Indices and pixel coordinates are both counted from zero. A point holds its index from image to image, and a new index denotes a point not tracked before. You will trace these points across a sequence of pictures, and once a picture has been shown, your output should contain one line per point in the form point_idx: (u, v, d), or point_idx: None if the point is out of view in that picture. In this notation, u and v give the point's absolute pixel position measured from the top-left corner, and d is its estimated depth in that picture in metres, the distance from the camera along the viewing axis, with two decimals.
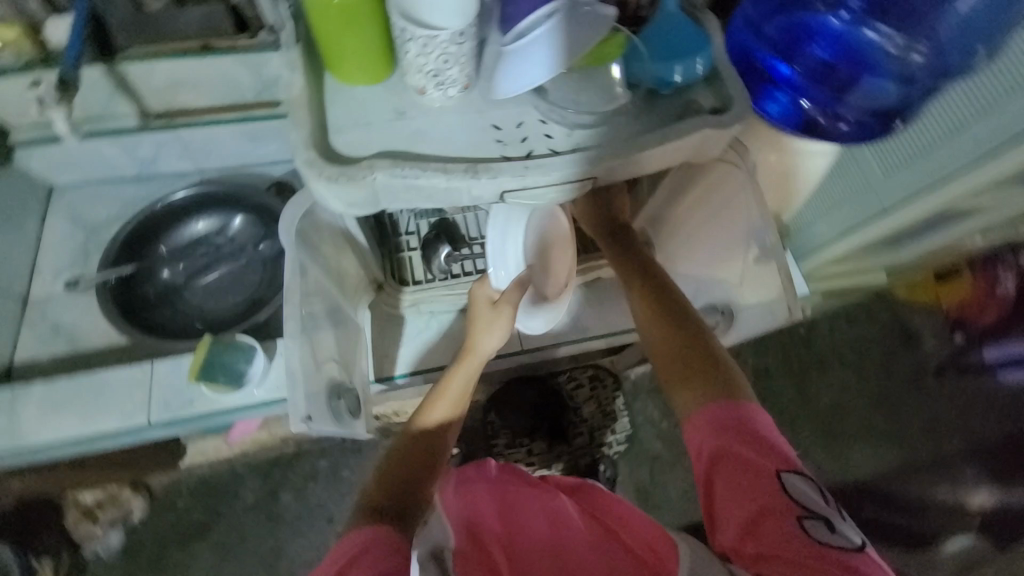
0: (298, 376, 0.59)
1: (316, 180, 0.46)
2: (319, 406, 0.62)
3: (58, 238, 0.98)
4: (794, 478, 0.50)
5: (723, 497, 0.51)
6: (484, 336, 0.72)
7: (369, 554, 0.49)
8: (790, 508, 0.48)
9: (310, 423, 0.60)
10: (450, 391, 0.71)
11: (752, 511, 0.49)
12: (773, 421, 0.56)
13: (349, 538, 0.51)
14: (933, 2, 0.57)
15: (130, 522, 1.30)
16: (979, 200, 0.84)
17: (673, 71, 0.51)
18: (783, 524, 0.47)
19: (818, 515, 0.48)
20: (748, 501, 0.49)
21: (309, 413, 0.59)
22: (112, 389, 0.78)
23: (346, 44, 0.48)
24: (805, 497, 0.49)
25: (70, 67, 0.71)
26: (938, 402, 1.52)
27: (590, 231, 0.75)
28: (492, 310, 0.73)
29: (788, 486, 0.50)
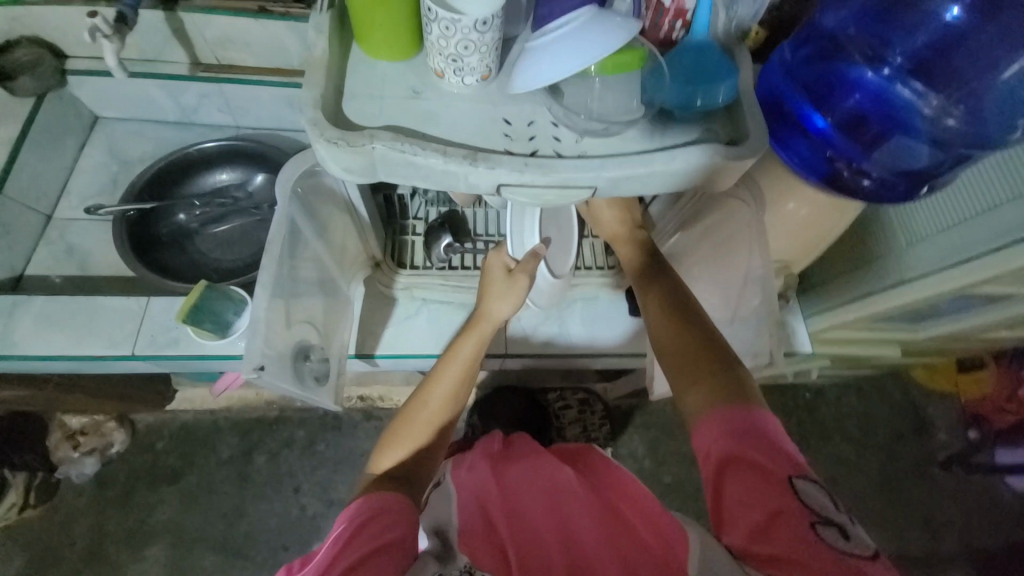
0: (259, 325, 0.58)
1: (317, 140, 0.47)
2: (275, 363, 0.61)
3: (92, 166, 1.02)
4: (807, 485, 0.49)
5: (734, 501, 0.50)
6: (494, 301, 0.71)
7: (377, 520, 0.55)
8: (802, 513, 0.47)
9: (261, 374, 0.58)
10: (459, 353, 0.71)
11: (763, 517, 0.47)
12: (783, 426, 0.54)
13: (369, 499, 0.58)
14: (981, 68, 0.55)
15: (106, 454, 1.32)
16: (1008, 289, 0.81)
17: (695, 96, 0.50)
18: (796, 528, 0.46)
19: (832, 521, 0.46)
20: (756, 509, 0.48)
21: (262, 363, 0.58)
22: (107, 316, 0.82)
23: (374, 17, 0.48)
24: (818, 503, 0.48)
25: (131, 5, 0.78)
26: (939, 496, 1.45)
27: (609, 230, 0.73)
28: (507, 277, 0.72)
29: (800, 491, 0.48)
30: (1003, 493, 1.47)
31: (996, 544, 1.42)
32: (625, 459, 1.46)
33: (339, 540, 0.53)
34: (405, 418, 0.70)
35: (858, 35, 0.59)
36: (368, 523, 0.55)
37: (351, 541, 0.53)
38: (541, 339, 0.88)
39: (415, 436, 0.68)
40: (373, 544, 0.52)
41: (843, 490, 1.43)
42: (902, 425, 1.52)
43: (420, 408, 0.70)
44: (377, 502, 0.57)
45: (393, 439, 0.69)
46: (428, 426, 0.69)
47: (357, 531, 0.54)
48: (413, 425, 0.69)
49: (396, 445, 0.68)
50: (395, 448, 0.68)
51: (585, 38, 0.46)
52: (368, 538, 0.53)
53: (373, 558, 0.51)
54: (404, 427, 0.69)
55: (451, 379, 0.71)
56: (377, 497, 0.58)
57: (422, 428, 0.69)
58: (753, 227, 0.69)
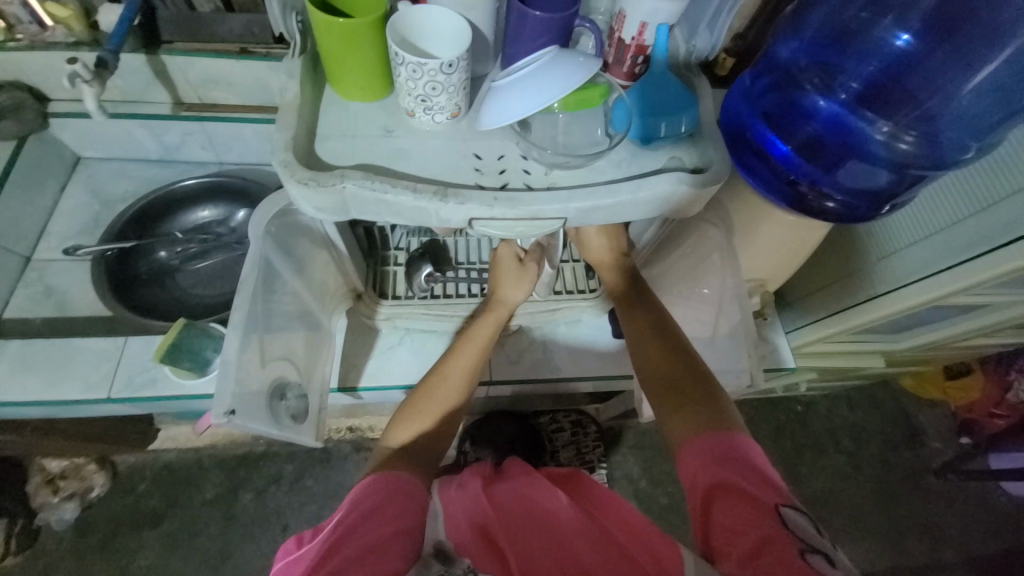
0: (231, 366, 0.58)
1: (288, 181, 0.48)
2: (246, 403, 0.60)
3: (74, 206, 1.02)
4: (793, 514, 0.48)
5: (722, 529, 0.49)
6: (507, 287, 0.74)
7: (388, 505, 0.57)
8: (789, 540, 0.46)
9: (232, 418, 0.57)
10: (477, 334, 0.73)
11: (752, 543, 0.46)
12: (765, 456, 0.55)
13: (378, 480, 0.59)
14: (931, 93, 0.59)
15: (86, 499, 1.27)
16: (982, 298, 0.82)
17: (659, 126, 0.53)
18: (785, 554, 0.45)
19: (819, 550, 0.45)
20: (745, 535, 0.47)
21: (233, 407, 0.57)
22: (82, 360, 0.82)
23: (345, 63, 0.50)
24: (805, 532, 0.47)
25: (111, 51, 0.76)
26: (936, 505, 1.44)
27: (597, 253, 0.73)
28: (518, 267, 0.75)
29: (786, 520, 0.48)
30: (1000, 499, 1.47)
31: (997, 552, 1.41)
32: (620, 480, 1.44)
33: (350, 521, 0.55)
34: (422, 392, 0.69)
35: (813, 63, 0.61)
36: (378, 509, 0.56)
37: (362, 524, 0.55)
38: (526, 364, 0.88)
39: (430, 413, 0.68)
40: (383, 533, 0.54)
41: (840, 504, 1.42)
42: (895, 434, 1.52)
43: (438, 384, 0.70)
44: (388, 487, 0.59)
45: (409, 413, 0.68)
46: (446, 403, 0.69)
47: (368, 516, 0.56)
48: (431, 400, 0.69)
49: (411, 418, 0.68)
50: (411, 422, 0.68)
51: (544, 77, 0.48)
52: (378, 525, 0.55)
53: (382, 547, 0.53)
54: (421, 401, 0.69)
55: (468, 359, 0.71)
56: (387, 479, 0.60)
57: (439, 404, 0.69)
58: (723, 251, 0.74)
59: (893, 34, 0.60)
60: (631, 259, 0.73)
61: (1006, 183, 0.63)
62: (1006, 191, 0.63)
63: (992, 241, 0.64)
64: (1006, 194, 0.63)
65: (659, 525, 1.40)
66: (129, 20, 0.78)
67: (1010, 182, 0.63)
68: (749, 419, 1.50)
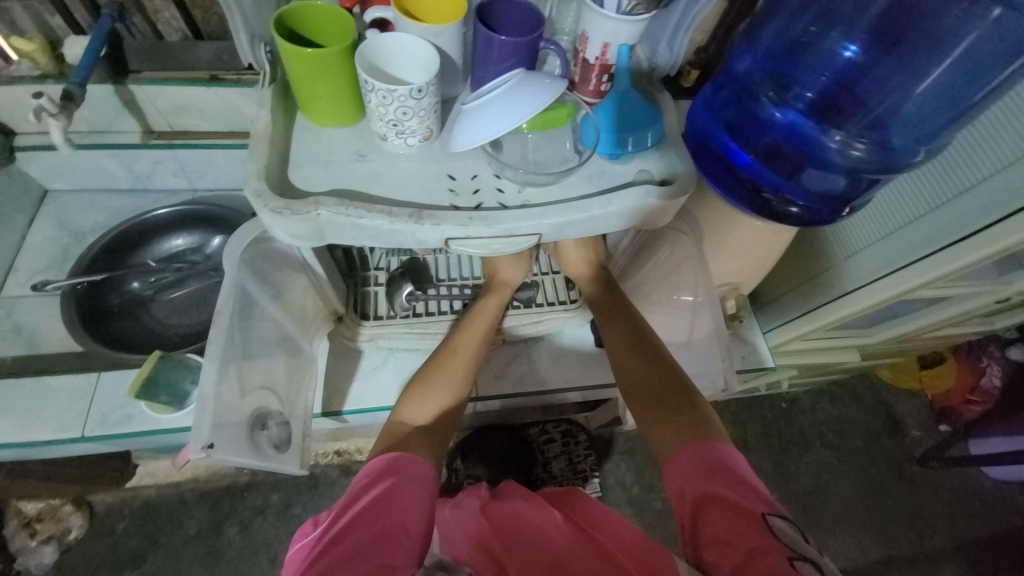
0: (208, 399, 0.57)
1: (261, 210, 0.48)
2: (226, 435, 0.59)
3: (42, 239, 0.99)
4: (780, 522, 0.48)
5: (712, 541, 0.49)
6: (507, 269, 0.79)
7: (399, 494, 0.56)
8: (778, 549, 0.45)
9: (211, 451, 0.56)
10: (482, 311, 0.77)
11: (742, 554, 0.46)
12: (748, 464, 0.55)
13: (395, 460, 0.59)
14: (881, 101, 0.62)
15: (64, 541, 1.22)
16: (945, 291, 0.86)
17: (626, 140, 0.54)
18: (774, 564, 0.44)
19: (808, 558, 0.45)
20: (734, 546, 0.47)
21: (211, 440, 0.56)
22: (53, 399, 0.79)
23: (316, 92, 0.50)
24: (794, 540, 0.47)
25: (77, 83, 0.76)
26: (921, 492, 1.48)
27: (579, 259, 0.75)
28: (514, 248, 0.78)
29: (774, 529, 0.48)
30: (980, 484, 1.51)
31: (982, 537, 1.44)
32: (613, 488, 1.44)
33: (357, 508, 0.54)
34: (434, 364, 0.71)
35: (767, 75, 0.64)
36: (392, 497, 0.56)
37: (373, 510, 0.54)
38: (510, 378, 0.87)
39: (446, 383, 0.70)
40: (393, 525, 0.53)
41: (829, 498, 1.45)
42: (877, 426, 1.56)
43: (451, 354, 0.72)
44: (404, 473, 0.59)
45: (424, 386, 0.69)
46: (461, 371, 0.71)
47: (380, 502, 0.55)
48: (445, 370, 0.71)
49: (428, 391, 0.69)
50: (430, 394, 0.68)
51: (513, 99, 0.49)
52: (388, 516, 0.54)
53: (388, 539, 0.52)
54: (435, 373, 0.71)
55: (476, 331, 0.75)
56: (404, 461, 0.60)
57: (456, 374, 0.71)
58: (693, 257, 0.75)
59: (840, 46, 0.63)
60: (608, 269, 0.76)
61: (961, 180, 0.66)
62: (960, 187, 0.66)
63: (950, 235, 0.66)
64: (962, 190, 0.66)
65: (655, 531, 1.40)
66: (96, 52, 0.78)
67: (965, 179, 0.66)
68: (735, 418, 1.52)
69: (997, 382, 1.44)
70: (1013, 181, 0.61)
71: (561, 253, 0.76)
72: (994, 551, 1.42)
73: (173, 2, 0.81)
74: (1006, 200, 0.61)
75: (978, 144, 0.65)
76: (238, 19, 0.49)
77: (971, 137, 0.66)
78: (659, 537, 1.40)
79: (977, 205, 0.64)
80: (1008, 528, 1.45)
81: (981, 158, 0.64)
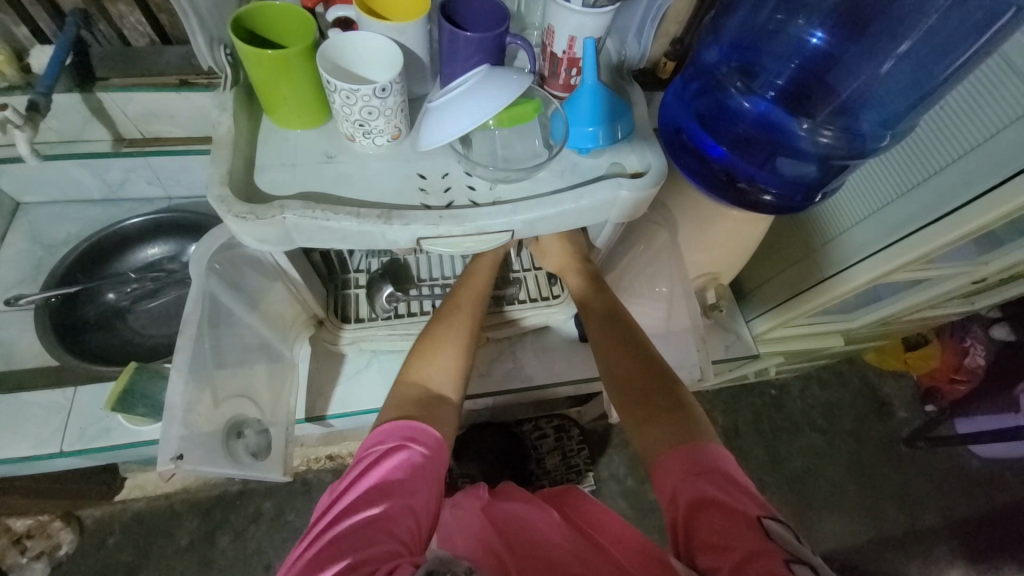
0: (176, 411, 0.56)
1: (226, 215, 0.47)
2: (198, 447, 0.58)
3: (15, 253, 0.98)
4: (775, 524, 0.49)
5: (708, 545, 0.50)
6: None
7: (407, 477, 0.55)
8: (776, 552, 0.47)
9: (180, 463, 0.55)
10: (476, 272, 0.74)
11: (739, 558, 0.47)
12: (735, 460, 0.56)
13: (408, 428, 0.57)
14: (851, 86, 0.62)
15: (54, 558, 1.21)
16: (925, 272, 0.87)
17: (598, 131, 0.53)
18: (772, 566, 0.46)
19: (804, 560, 0.47)
20: (731, 550, 0.48)
21: (180, 451, 0.55)
22: (30, 414, 0.78)
23: (280, 94, 0.50)
24: (788, 541, 0.48)
25: (42, 93, 0.75)
26: (911, 473, 1.50)
27: (564, 254, 0.74)
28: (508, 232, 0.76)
29: (769, 531, 0.49)
30: (968, 462, 1.54)
31: (972, 514, 1.47)
32: (607, 481, 1.45)
33: (359, 491, 0.54)
34: (440, 319, 0.68)
35: (735, 65, 0.64)
36: (399, 479, 0.54)
37: (382, 490, 0.53)
38: (496, 376, 0.87)
39: (456, 339, 0.67)
40: (400, 507, 0.52)
41: (820, 481, 1.47)
42: (866, 408, 1.58)
43: (453, 310, 0.70)
44: (417, 445, 0.57)
45: (436, 344, 0.66)
46: (466, 327, 0.68)
47: (386, 484, 0.54)
48: (451, 328, 0.68)
49: (440, 350, 0.65)
50: (443, 351, 0.65)
51: (478, 96, 0.49)
52: (397, 496, 0.53)
53: (392, 520, 0.51)
54: (444, 330, 0.67)
55: (472, 288, 0.72)
56: (418, 430, 0.58)
57: (465, 328, 0.68)
58: (670, 249, 0.77)
59: (807, 33, 0.63)
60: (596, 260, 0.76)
61: (928, 165, 0.67)
62: (928, 171, 0.67)
63: (920, 219, 0.68)
64: (930, 173, 0.67)
65: (650, 522, 1.42)
66: (61, 60, 0.76)
67: (932, 163, 0.67)
68: (725, 407, 1.54)
69: (982, 361, 1.45)
70: (979, 165, 0.62)
71: (546, 249, 0.75)
72: (983, 527, 1.45)
73: (138, 7, 0.80)
74: (971, 182, 0.63)
75: (943, 127, 0.66)
76: (195, 22, 0.49)
77: (935, 122, 0.67)
78: (653, 528, 1.41)
79: (944, 189, 0.65)
80: (997, 505, 1.48)
81: (948, 142, 0.65)
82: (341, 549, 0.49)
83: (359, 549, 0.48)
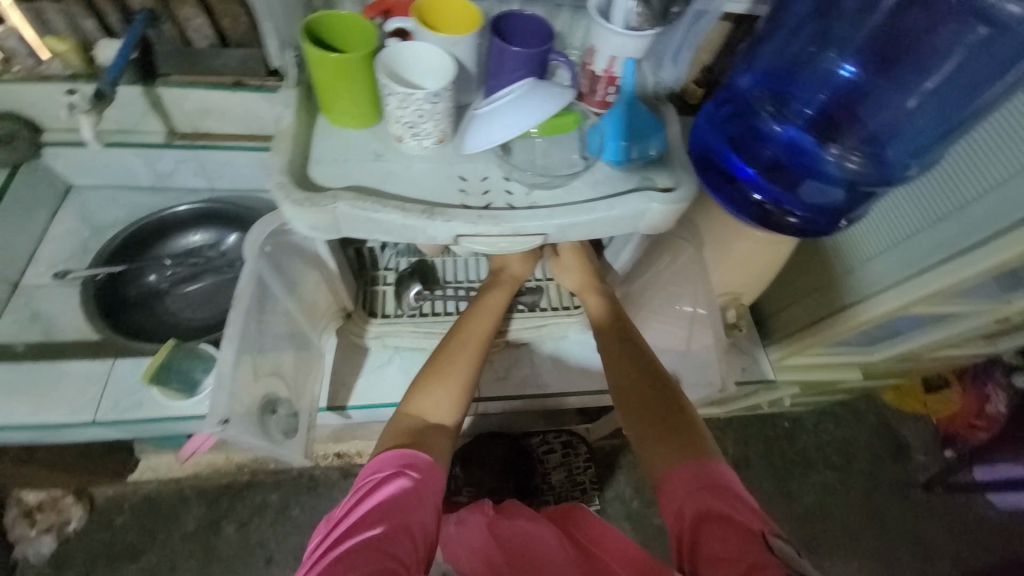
0: (223, 379, 0.61)
1: (283, 201, 0.50)
2: (242, 418, 0.63)
3: (63, 232, 1.03)
4: (778, 540, 0.50)
5: (712, 557, 0.50)
6: (517, 262, 0.79)
7: (406, 498, 0.57)
8: (778, 566, 0.47)
9: (225, 427, 0.60)
10: (488, 301, 0.76)
11: (743, 568, 0.48)
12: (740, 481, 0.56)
13: (404, 456, 0.59)
14: (879, 115, 0.64)
15: (63, 532, 1.24)
16: (945, 307, 0.87)
17: (629, 149, 0.56)
18: None
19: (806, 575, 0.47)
20: (735, 562, 0.48)
21: (225, 417, 0.60)
22: (66, 383, 0.80)
23: (339, 95, 0.54)
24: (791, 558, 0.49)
25: (109, 83, 0.81)
26: (926, 519, 1.46)
27: (576, 280, 0.77)
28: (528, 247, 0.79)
29: (773, 547, 0.49)
30: (985, 511, 1.49)
31: (988, 567, 1.42)
32: (612, 502, 1.44)
33: (359, 514, 0.56)
34: (443, 354, 0.70)
35: (768, 91, 0.66)
36: (398, 499, 0.56)
37: (379, 511, 0.55)
38: (513, 381, 0.89)
39: (459, 373, 0.68)
40: (398, 526, 0.54)
41: (830, 519, 1.43)
42: (881, 448, 1.55)
43: (458, 344, 0.71)
44: (411, 471, 0.59)
45: (437, 378, 0.68)
46: (469, 359, 0.70)
47: (385, 505, 0.56)
48: (458, 360, 0.69)
49: (440, 383, 0.67)
50: (443, 386, 0.67)
51: (520, 107, 0.52)
52: (394, 516, 0.55)
53: (391, 540, 0.53)
54: (446, 363, 0.69)
55: (482, 322, 0.74)
56: (413, 456, 0.60)
57: (466, 363, 0.69)
58: (696, 264, 0.78)
59: (839, 65, 0.65)
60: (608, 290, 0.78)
61: (956, 198, 0.68)
62: (955, 205, 0.68)
63: (947, 250, 0.69)
64: (954, 208, 0.68)
65: (654, 546, 1.40)
66: (127, 54, 0.83)
67: (961, 196, 0.67)
68: (735, 436, 1.52)
69: (1003, 410, 1.37)
70: (1005, 202, 0.63)
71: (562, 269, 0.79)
72: None
73: (203, 10, 0.86)
74: (999, 218, 0.63)
75: (966, 162, 0.67)
76: None
77: (964, 154, 0.67)
78: (656, 552, 1.40)
79: (971, 223, 0.66)
80: (1015, 559, 1.43)
81: (976, 175, 0.66)
82: (344, 568, 0.51)
83: (360, 568, 0.50)
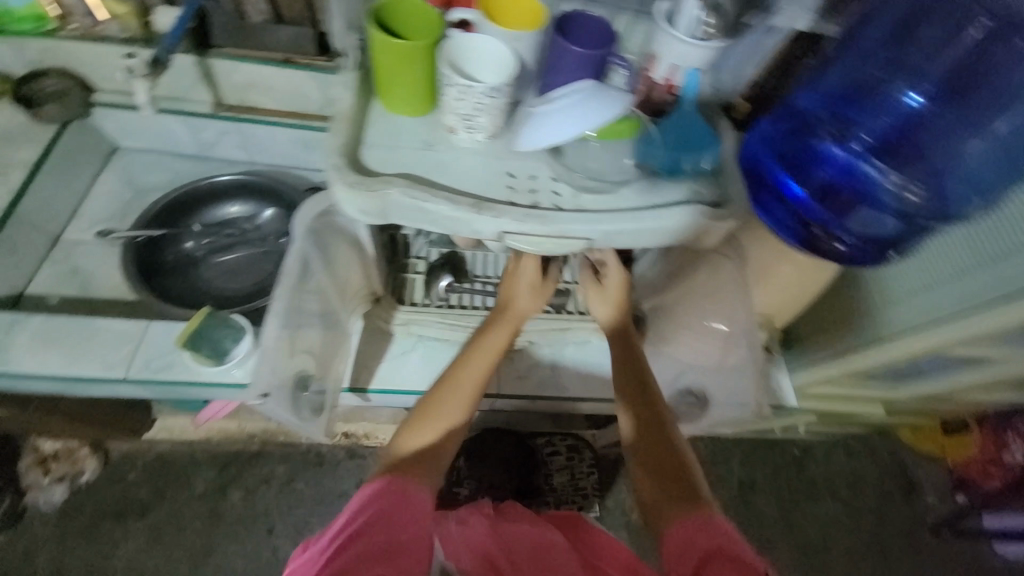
0: (265, 354, 0.65)
1: (337, 182, 0.51)
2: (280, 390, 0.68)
3: (107, 192, 1.06)
4: None
5: None
6: (521, 302, 0.74)
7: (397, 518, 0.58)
8: None
9: (265, 399, 0.66)
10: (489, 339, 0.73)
11: None
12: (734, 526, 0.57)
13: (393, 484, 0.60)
14: (940, 148, 0.61)
15: (75, 483, 1.28)
16: (981, 351, 0.84)
17: (681, 161, 0.56)
18: None
19: None
20: None
21: (264, 391, 0.66)
22: (101, 338, 0.82)
23: (396, 81, 0.54)
24: None
25: (166, 49, 0.83)
26: (929, 562, 1.43)
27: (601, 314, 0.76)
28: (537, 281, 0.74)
29: None
30: (992, 562, 1.45)
31: None
32: (612, 510, 1.44)
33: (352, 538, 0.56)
34: (442, 390, 0.70)
35: (829, 112, 0.63)
36: (389, 521, 0.57)
37: (374, 531, 0.56)
38: (532, 381, 0.89)
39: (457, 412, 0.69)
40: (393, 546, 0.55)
41: (830, 551, 1.41)
42: (891, 486, 1.51)
43: (456, 381, 0.70)
44: (401, 494, 0.60)
45: (435, 415, 0.68)
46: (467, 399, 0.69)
47: (378, 527, 0.57)
48: (456, 398, 0.69)
49: (437, 420, 0.68)
50: (441, 422, 0.67)
51: (577, 108, 0.52)
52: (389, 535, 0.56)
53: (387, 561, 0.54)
54: (444, 400, 0.69)
55: (481, 362, 0.71)
56: (404, 482, 0.61)
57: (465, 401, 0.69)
58: (737, 280, 0.74)
59: (903, 94, 0.62)
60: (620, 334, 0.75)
61: (1009, 242, 0.65)
62: (1007, 249, 0.65)
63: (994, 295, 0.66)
64: (1004, 253, 0.66)
65: (650, 558, 1.39)
66: (185, 23, 0.84)
67: (1014, 240, 0.64)
68: (743, 457, 1.49)
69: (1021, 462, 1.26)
70: None
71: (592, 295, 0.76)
72: None
73: None
74: None
75: None
76: None
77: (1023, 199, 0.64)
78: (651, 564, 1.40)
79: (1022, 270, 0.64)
80: None
81: None
82: None
83: None
